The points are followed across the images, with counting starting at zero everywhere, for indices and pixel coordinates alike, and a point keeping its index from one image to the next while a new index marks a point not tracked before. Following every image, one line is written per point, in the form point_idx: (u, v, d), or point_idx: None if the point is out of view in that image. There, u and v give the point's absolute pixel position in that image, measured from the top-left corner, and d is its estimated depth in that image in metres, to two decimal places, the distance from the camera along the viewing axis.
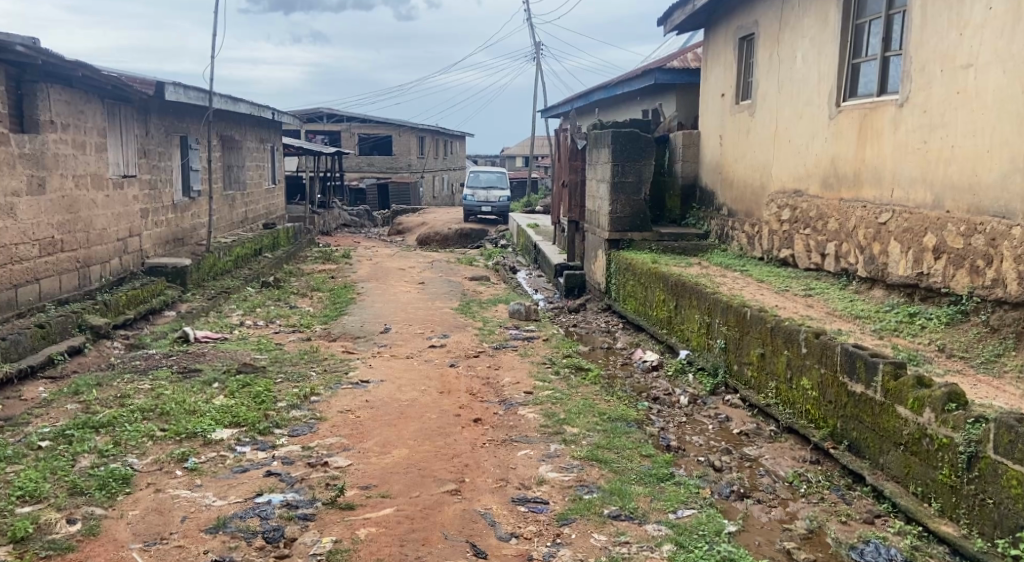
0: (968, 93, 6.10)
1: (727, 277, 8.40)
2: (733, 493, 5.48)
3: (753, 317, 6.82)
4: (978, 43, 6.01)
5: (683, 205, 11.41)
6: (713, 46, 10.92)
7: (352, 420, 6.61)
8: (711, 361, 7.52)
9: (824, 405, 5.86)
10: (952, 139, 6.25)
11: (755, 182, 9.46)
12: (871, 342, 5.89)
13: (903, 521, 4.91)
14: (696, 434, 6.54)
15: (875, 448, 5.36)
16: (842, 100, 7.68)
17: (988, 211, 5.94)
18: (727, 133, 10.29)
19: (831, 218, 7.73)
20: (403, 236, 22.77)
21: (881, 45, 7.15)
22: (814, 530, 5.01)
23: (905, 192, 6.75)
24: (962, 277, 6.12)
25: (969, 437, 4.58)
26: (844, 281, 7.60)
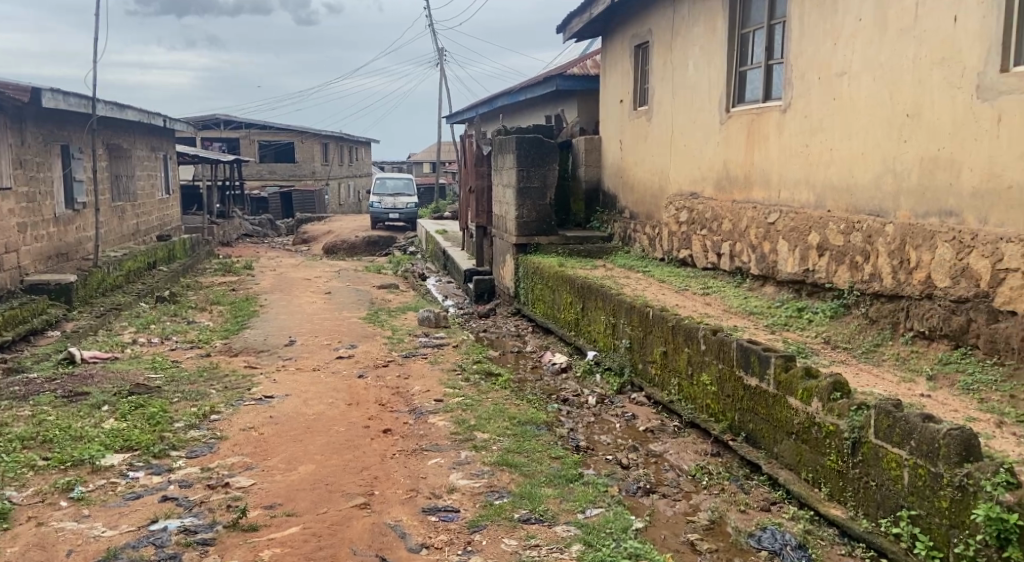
0: (843, 99, 6.44)
1: (629, 278, 8.61)
2: (640, 488, 5.65)
3: (655, 316, 7.03)
4: (851, 53, 6.35)
5: (587, 209, 11.61)
6: (610, 54, 11.20)
7: (255, 438, 6.47)
8: (616, 361, 7.71)
9: (722, 399, 6.09)
10: (831, 143, 6.58)
11: (653, 185, 9.75)
12: (763, 336, 6.16)
13: (796, 506, 5.16)
14: (604, 433, 6.68)
15: (769, 438, 5.59)
16: (731, 107, 8.01)
17: (864, 210, 6.27)
18: (626, 138, 10.58)
19: (724, 219, 8.05)
20: (308, 245, 22.40)
21: (765, 54, 7.48)
22: (715, 521, 5.20)
23: (791, 193, 7.08)
24: (843, 272, 6.45)
25: (853, 423, 4.82)
26: (738, 280, 7.90)
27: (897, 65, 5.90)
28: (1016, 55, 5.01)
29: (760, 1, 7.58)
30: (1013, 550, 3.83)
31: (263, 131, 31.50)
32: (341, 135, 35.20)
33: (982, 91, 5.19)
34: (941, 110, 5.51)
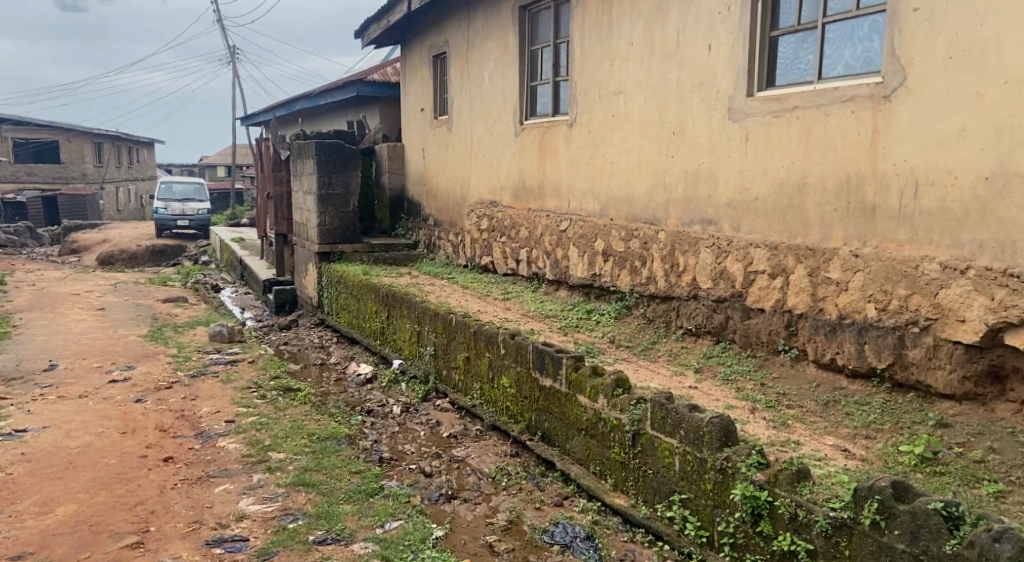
0: (620, 116, 6.93)
1: (434, 285, 8.78)
2: (441, 496, 5.79)
3: (457, 322, 7.22)
4: (625, 73, 6.85)
5: (392, 216, 11.64)
6: (410, 63, 11.31)
7: (5, 480, 5.98)
8: (422, 368, 7.84)
9: (521, 401, 6.36)
10: (611, 156, 7.06)
11: (455, 194, 9.98)
12: (557, 338, 6.51)
13: (585, 499, 5.51)
14: (408, 443, 6.78)
15: (562, 435, 5.91)
16: (524, 119, 8.39)
17: (641, 219, 6.78)
18: (427, 146, 10.75)
19: (521, 227, 8.39)
20: (78, 254, 20.75)
21: (551, 71, 7.90)
22: (512, 520, 5.44)
23: (578, 203, 7.52)
24: (624, 276, 6.94)
25: (633, 416, 5.21)
26: (535, 285, 8.26)
27: (663, 86, 6.44)
28: (757, 83, 5.64)
29: (545, 21, 8.00)
30: (764, 524, 4.30)
31: (18, 127, 28.61)
32: (117, 134, 32.93)
33: (732, 114, 5.79)
34: (700, 129, 6.09)
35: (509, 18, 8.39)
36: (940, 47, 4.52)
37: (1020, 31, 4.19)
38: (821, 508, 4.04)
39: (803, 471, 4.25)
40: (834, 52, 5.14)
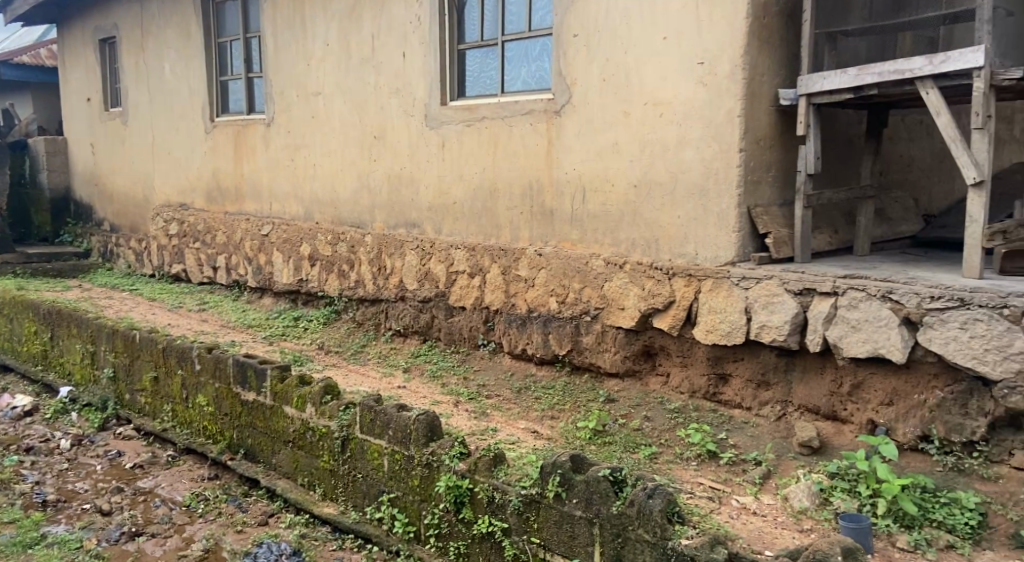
0: (320, 118, 7.35)
1: (119, 300, 8.53)
2: (123, 534, 5.49)
3: (142, 340, 6.89)
4: (322, 76, 7.28)
5: (53, 221, 11.37)
6: (70, 45, 10.93)
7: None
8: (97, 395, 7.37)
9: (220, 419, 6.22)
10: (314, 158, 7.46)
11: (139, 194, 9.95)
12: (261, 349, 6.57)
13: (293, 513, 5.52)
14: (81, 480, 6.31)
15: (267, 450, 5.87)
16: (216, 116, 8.71)
17: (347, 222, 7.19)
18: (99, 140, 10.57)
19: (217, 231, 8.65)
20: None
21: (244, 67, 8.30)
22: (210, 548, 5.27)
23: (281, 205, 7.87)
24: (332, 280, 7.30)
25: (342, 422, 5.31)
26: (237, 292, 8.54)
27: (361, 91, 6.93)
28: (451, 92, 6.32)
29: (232, 16, 8.43)
30: (465, 510, 4.62)
31: None
32: None
33: (428, 120, 6.42)
34: (403, 136, 6.60)
35: (191, 13, 8.70)
36: (596, 71, 5.45)
37: (651, 61, 5.19)
38: (514, 489, 4.43)
39: (499, 457, 4.62)
40: (513, 69, 5.95)
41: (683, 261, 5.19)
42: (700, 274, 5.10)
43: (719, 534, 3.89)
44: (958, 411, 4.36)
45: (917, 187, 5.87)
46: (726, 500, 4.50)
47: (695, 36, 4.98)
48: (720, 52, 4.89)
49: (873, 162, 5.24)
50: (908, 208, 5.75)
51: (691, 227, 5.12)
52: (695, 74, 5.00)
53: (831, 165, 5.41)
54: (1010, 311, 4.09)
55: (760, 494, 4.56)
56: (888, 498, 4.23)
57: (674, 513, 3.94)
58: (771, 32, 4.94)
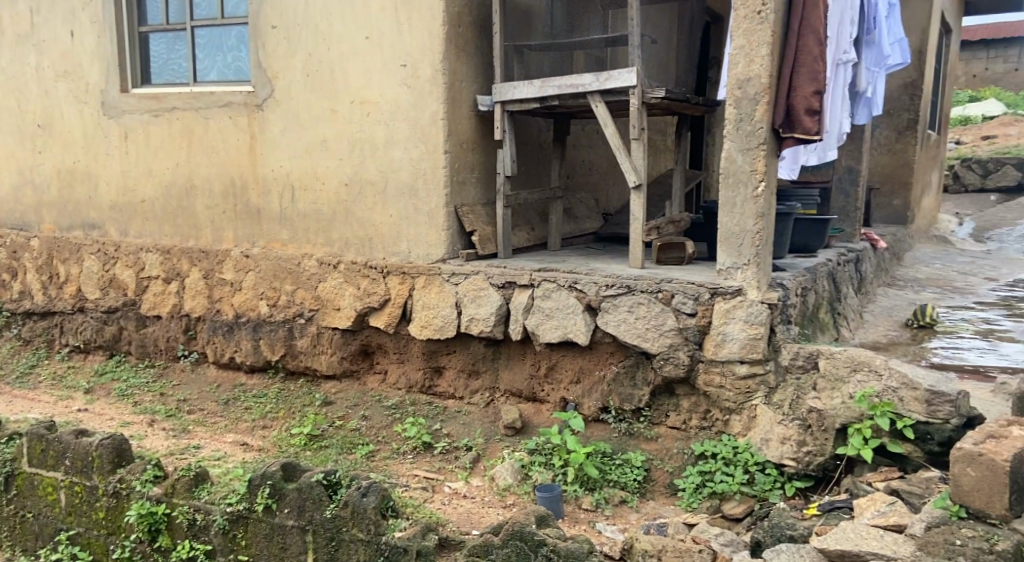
0: None
1: None
2: None
3: None
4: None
5: None
6: None
7: None
8: None
9: None
10: None
11: None
12: None
13: None
14: None
15: None
16: None
17: (12, 226, 7.55)
18: None
19: None
20: None
21: None
22: None
23: None
24: (16, 281, 7.60)
25: (5, 457, 5.09)
26: None
27: (43, 82, 7.11)
28: (134, 80, 6.80)
29: None
30: (162, 538, 4.56)
31: None
32: None
33: (106, 109, 6.86)
34: (69, 119, 7.04)
35: None
36: (298, 65, 6.08)
37: (354, 59, 5.87)
38: (219, 507, 4.43)
39: (200, 475, 4.58)
40: (206, 58, 6.53)
41: (397, 259, 5.91)
42: (413, 271, 5.84)
43: (429, 521, 4.17)
44: (628, 383, 5.40)
45: (596, 186, 7.22)
46: (439, 487, 5.21)
47: (395, 38, 5.69)
48: (420, 57, 5.61)
49: (560, 167, 6.23)
50: (591, 208, 7.06)
51: (403, 225, 5.86)
52: (399, 74, 5.71)
53: (526, 172, 6.41)
54: (663, 294, 5.19)
55: (471, 477, 5.34)
56: (575, 467, 5.16)
57: (387, 507, 4.14)
58: (466, 42, 5.71)
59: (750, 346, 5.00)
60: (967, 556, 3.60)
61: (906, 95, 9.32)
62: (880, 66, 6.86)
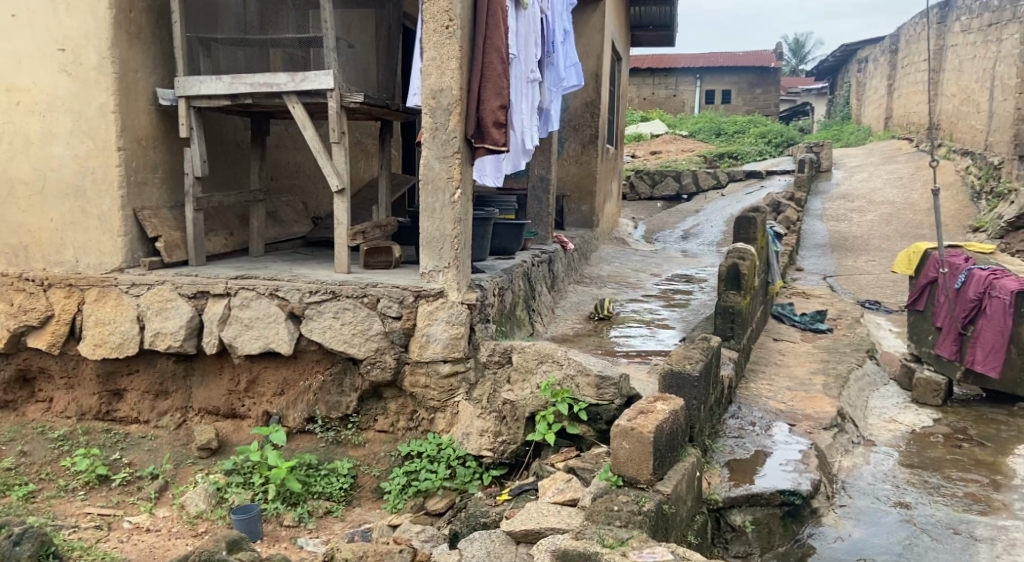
0: None
1: None
2: None
3: None
4: None
5: None
6: None
7: None
8: None
9: None
10: None
11: None
12: None
13: None
14: None
15: None
16: None
17: None
18: None
19: None
20: None
21: None
22: None
23: None
24: None
25: None
26: None
27: None
28: None
29: None
30: None
31: None
32: None
33: None
34: None
35: None
36: None
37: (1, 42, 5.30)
38: None
39: None
40: None
41: (62, 270, 5.40)
42: (80, 284, 5.36)
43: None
44: (336, 391, 5.40)
45: (304, 191, 6.93)
46: (116, 524, 4.84)
47: (51, 18, 5.18)
48: (83, 41, 5.15)
49: (259, 169, 5.90)
50: (298, 211, 6.76)
51: (69, 231, 5.34)
52: (57, 61, 5.21)
53: (219, 171, 6.02)
54: (368, 299, 5.27)
55: (157, 508, 5.02)
56: (276, 484, 5.07)
57: (45, 552, 4.19)
58: (139, 28, 5.31)
59: (453, 346, 5.27)
60: (620, 519, 4.15)
61: (588, 113, 10.15)
62: (557, 86, 7.40)
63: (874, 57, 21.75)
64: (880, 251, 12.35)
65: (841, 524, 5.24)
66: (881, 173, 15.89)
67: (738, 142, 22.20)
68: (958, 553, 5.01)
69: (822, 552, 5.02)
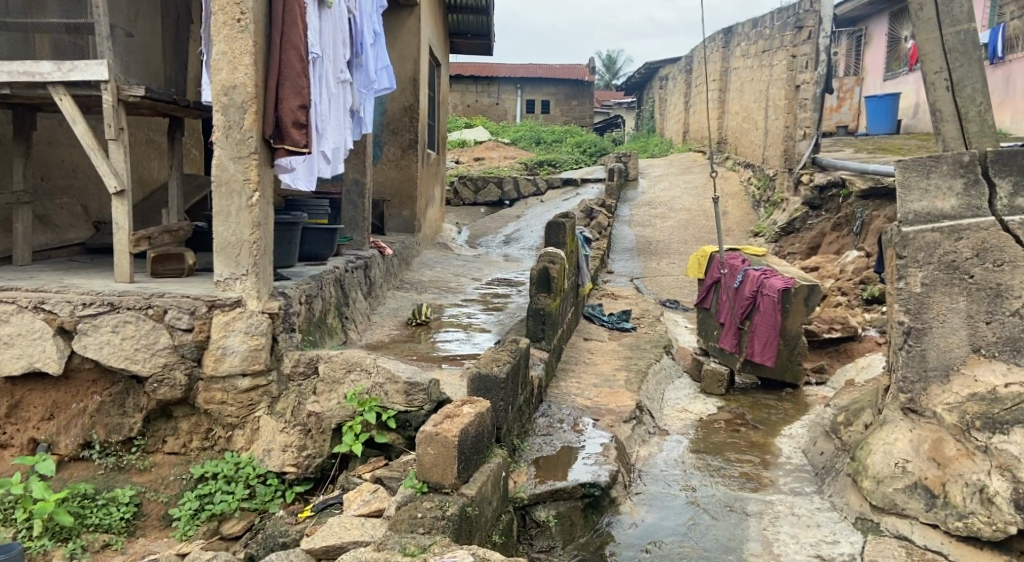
0: None
1: None
2: None
3: None
4: None
5: None
6: None
7: None
8: None
9: None
10: None
11: None
12: None
13: None
14: None
15: None
16: None
17: None
18: None
19: None
20: None
21: None
22: None
23: None
24: None
25: None
26: None
27: None
28: None
29: None
30: None
31: None
32: None
33: None
34: None
35: None
36: None
37: None
38: None
39: None
40: None
41: None
42: None
43: None
44: (116, 412, 5.08)
45: (83, 193, 6.31)
46: None
47: None
48: None
49: (24, 167, 5.36)
50: (76, 215, 6.17)
51: None
52: None
53: None
54: (153, 311, 4.97)
55: None
56: (43, 517, 4.62)
57: None
58: None
59: (252, 358, 5.05)
60: (424, 526, 4.11)
61: (407, 118, 10.02)
62: (368, 89, 7.19)
63: (672, 76, 23.14)
64: (680, 254, 13.08)
65: (636, 510, 5.42)
66: (680, 182, 16.87)
67: (555, 151, 22.88)
68: (731, 528, 5.22)
69: (619, 539, 5.16)
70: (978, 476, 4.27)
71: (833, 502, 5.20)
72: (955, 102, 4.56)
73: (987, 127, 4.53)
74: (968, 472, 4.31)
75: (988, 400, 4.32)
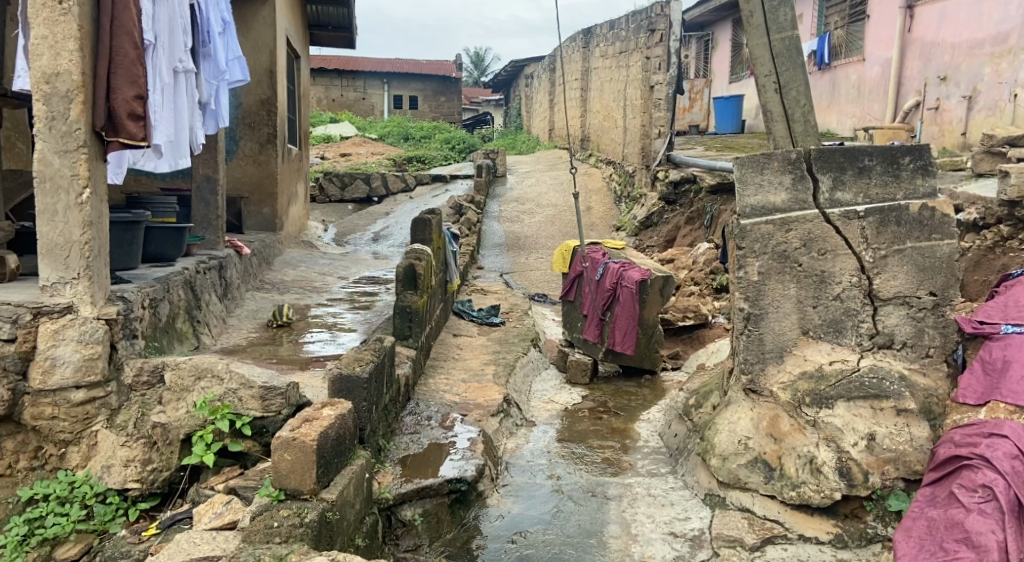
0: None
1: None
2: None
3: None
4: None
5: None
6: None
7: None
8: None
9: None
10: None
11: None
12: None
13: None
14: None
15: None
16: None
17: None
18: None
19: None
20: None
21: None
22: None
23: None
24: None
25: None
26: None
27: None
28: None
29: None
30: None
31: None
32: None
33: None
34: None
35: None
36: None
37: None
38: None
39: None
40: None
41: None
42: None
43: None
44: None
45: None
46: None
47: None
48: None
49: None
50: None
51: None
52: None
53: None
54: None
55: None
56: None
57: None
58: None
59: (86, 369, 4.68)
60: (281, 535, 3.96)
61: (264, 111, 9.64)
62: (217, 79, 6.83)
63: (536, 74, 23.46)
64: (546, 249, 13.26)
65: (502, 503, 5.42)
66: (546, 179, 17.12)
67: (424, 147, 22.72)
68: (593, 513, 5.31)
69: (486, 532, 5.12)
70: (808, 447, 4.50)
71: (685, 481, 5.33)
72: (783, 103, 4.82)
73: (811, 127, 4.82)
74: (800, 444, 4.54)
75: (816, 378, 4.59)
